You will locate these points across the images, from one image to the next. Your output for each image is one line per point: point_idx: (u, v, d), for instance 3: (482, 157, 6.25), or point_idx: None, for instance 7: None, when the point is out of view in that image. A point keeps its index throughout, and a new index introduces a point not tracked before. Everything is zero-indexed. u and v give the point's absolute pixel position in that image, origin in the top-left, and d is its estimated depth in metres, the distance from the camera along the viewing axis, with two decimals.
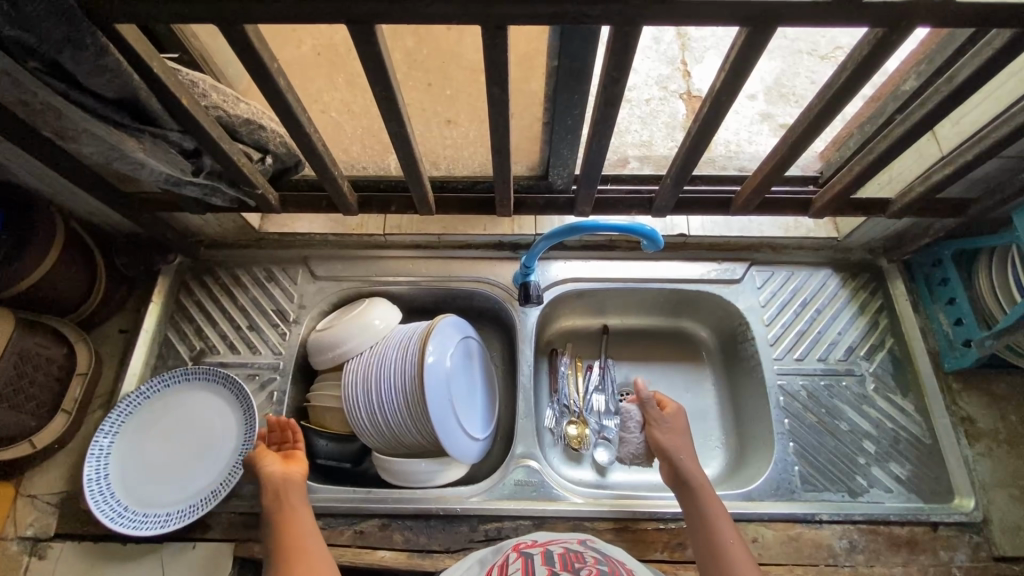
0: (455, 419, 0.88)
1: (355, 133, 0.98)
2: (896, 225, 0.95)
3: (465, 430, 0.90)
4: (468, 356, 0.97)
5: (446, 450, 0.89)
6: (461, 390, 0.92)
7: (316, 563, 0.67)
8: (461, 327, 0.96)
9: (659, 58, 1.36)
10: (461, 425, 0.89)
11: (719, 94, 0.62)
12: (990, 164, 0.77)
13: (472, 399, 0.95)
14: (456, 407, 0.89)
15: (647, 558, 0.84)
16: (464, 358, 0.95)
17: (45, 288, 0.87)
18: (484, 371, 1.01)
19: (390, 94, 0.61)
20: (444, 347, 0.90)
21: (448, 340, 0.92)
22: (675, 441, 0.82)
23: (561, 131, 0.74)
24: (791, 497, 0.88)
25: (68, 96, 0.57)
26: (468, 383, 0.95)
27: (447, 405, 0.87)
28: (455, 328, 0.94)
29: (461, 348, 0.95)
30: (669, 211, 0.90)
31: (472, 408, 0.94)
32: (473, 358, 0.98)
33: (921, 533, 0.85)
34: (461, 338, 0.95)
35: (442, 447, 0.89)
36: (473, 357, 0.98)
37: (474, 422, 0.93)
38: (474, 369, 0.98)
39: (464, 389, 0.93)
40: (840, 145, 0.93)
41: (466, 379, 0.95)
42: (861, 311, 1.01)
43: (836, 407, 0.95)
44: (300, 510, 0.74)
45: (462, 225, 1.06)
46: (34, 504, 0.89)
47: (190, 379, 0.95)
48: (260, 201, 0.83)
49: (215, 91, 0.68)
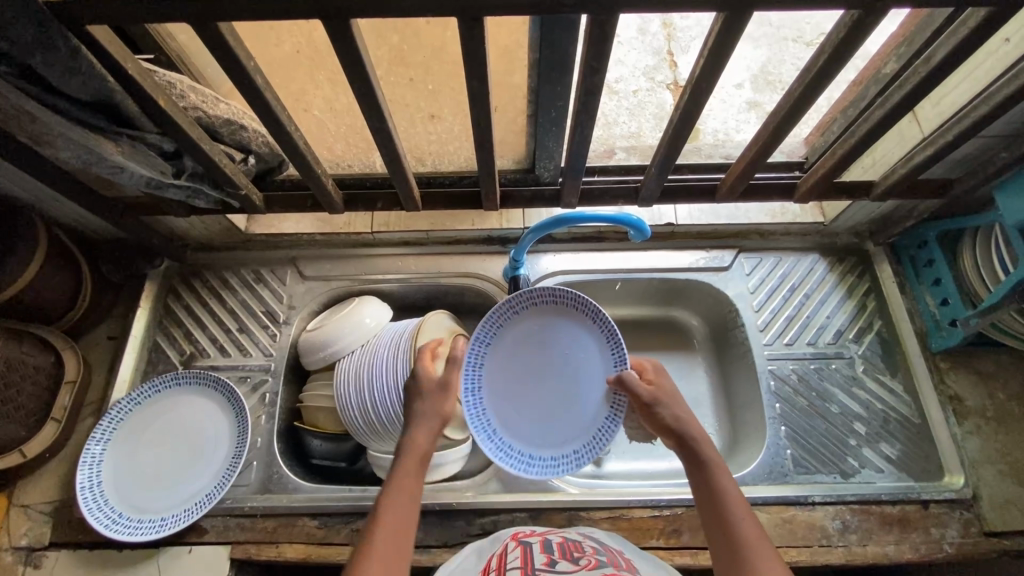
0: (482, 409, 0.81)
1: (339, 131, 0.94)
2: (880, 208, 0.96)
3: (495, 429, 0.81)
4: (564, 332, 0.84)
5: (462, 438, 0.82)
6: (509, 373, 0.83)
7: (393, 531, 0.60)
8: (557, 293, 0.82)
9: (645, 49, 1.35)
10: (494, 420, 0.81)
11: (699, 81, 0.62)
12: (970, 144, 0.78)
13: (550, 387, 0.83)
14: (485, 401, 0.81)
15: (643, 546, 0.84)
16: (538, 331, 0.83)
17: (29, 295, 0.87)
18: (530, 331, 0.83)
19: (369, 89, 0.61)
20: (492, 319, 0.81)
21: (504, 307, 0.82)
22: (676, 401, 0.72)
23: (546, 123, 0.74)
24: (784, 480, 0.89)
25: (42, 100, 0.57)
26: (533, 366, 0.83)
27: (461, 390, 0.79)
28: (535, 299, 0.83)
29: (536, 316, 0.83)
30: (654, 201, 0.90)
31: (531, 401, 0.83)
32: (574, 327, 0.83)
33: (913, 511, 0.86)
34: (541, 303, 0.83)
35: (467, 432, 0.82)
36: (575, 340, 0.83)
37: (531, 423, 0.82)
38: (574, 350, 0.83)
39: (517, 374, 0.83)
40: (824, 130, 0.94)
41: (530, 359, 0.83)
42: (848, 294, 1.02)
43: (826, 390, 0.95)
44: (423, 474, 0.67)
45: (451, 220, 1.05)
46: (27, 514, 0.88)
47: (180, 383, 0.94)
48: (244, 202, 0.83)
49: (193, 92, 0.68)
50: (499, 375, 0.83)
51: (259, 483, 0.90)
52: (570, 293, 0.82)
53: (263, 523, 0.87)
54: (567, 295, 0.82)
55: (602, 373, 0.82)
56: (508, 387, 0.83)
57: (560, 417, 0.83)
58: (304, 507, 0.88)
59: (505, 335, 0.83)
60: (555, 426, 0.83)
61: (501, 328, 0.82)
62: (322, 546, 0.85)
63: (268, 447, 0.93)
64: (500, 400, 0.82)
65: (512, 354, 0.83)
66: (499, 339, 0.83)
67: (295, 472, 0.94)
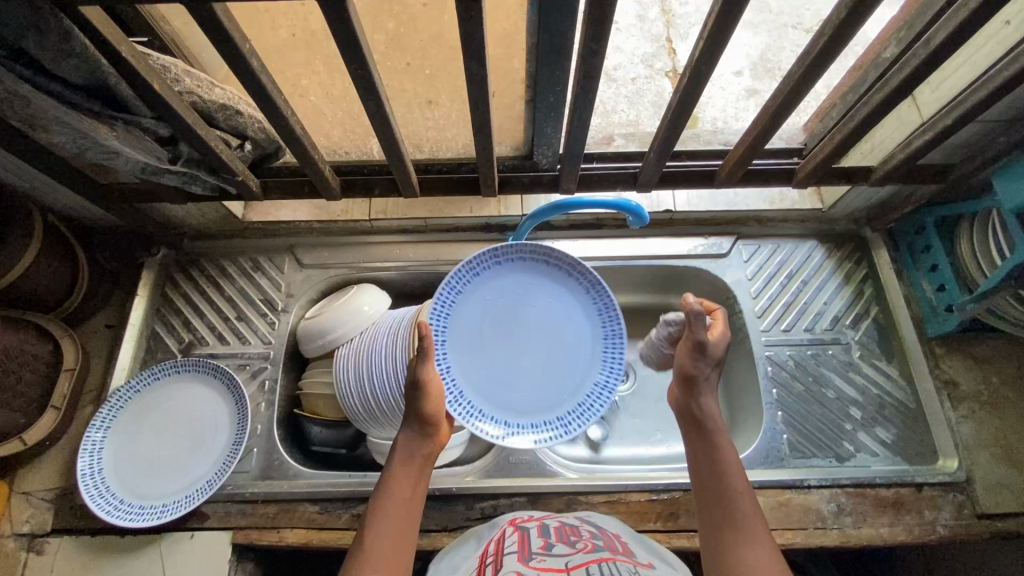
0: (486, 408, 0.81)
1: (336, 116, 0.94)
2: (878, 194, 0.96)
3: (503, 393, 0.83)
4: (519, 287, 0.86)
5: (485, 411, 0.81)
6: (487, 360, 0.84)
7: (400, 525, 0.61)
8: (490, 254, 0.83)
9: (644, 36, 1.34)
10: (505, 412, 0.82)
11: (699, 63, 0.62)
12: (968, 129, 0.77)
13: (529, 346, 0.85)
14: (478, 371, 0.83)
15: (641, 529, 0.85)
16: (487, 308, 0.85)
17: (26, 282, 0.86)
18: (482, 297, 0.84)
19: (366, 73, 0.60)
20: (439, 302, 0.81)
21: (442, 304, 0.82)
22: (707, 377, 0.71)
23: (545, 108, 0.73)
24: (780, 464, 0.90)
25: (36, 83, 0.56)
26: (505, 339, 0.84)
27: (457, 405, 0.79)
28: (472, 267, 0.83)
29: (477, 294, 0.84)
30: (653, 186, 0.89)
31: (524, 371, 0.84)
32: (516, 280, 0.85)
33: (907, 494, 0.87)
34: (475, 280, 0.84)
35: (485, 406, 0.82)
36: (527, 287, 0.86)
37: (538, 391, 0.84)
38: (530, 300, 0.85)
39: (492, 338, 0.84)
40: (824, 115, 0.93)
41: (496, 334, 0.84)
42: (846, 281, 1.02)
43: (822, 375, 0.96)
44: (422, 475, 0.67)
45: (448, 208, 1.04)
46: (29, 502, 0.88)
47: (180, 371, 0.95)
48: (241, 188, 0.82)
49: (188, 76, 0.67)
50: (476, 345, 0.84)
51: (259, 470, 0.91)
52: (495, 249, 0.83)
53: (264, 509, 0.88)
54: (494, 253, 0.82)
55: (566, 305, 0.86)
56: (493, 372, 0.83)
57: (556, 368, 0.84)
58: (304, 493, 0.88)
59: (462, 330, 0.83)
60: (557, 378, 0.84)
61: (452, 327, 0.83)
62: (323, 531, 0.86)
63: (268, 434, 0.93)
64: (496, 392, 0.83)
65: (478, 331, 0.84)
66: (458, 326, 0.83)
67: (294, 458, 0.94)
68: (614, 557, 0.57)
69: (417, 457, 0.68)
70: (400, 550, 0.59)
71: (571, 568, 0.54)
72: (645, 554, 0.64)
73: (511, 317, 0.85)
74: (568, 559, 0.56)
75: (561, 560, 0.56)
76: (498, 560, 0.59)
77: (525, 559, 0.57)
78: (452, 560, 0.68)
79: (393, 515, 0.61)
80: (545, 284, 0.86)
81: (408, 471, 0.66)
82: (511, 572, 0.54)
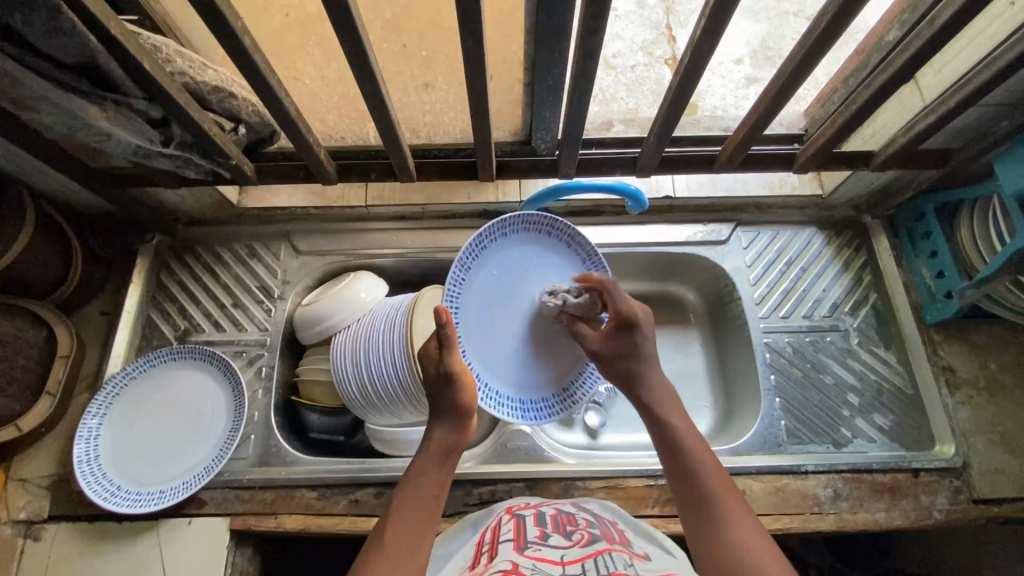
0: (505, 390, 0.82)
1: (331, 101, 0.92)
2: (879, 180, 0.95)
3: (514, 368, 0.83)
4: (524, 259, 0.85)
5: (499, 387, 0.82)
6: (498, 338, 0.82)
7: (419, 520, 0.59)
8: (499, 225, 0.82)
9: (643, 23, 1.32)
10: (517, 388, 0.83)
11: (700, 44, 0.61)
12: (970, 113, 0.77)
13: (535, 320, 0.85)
14: (493, 347, 0.82)
15: (638, 514, 0.85)
16: (495, 282, 0.83)
17: (18, 268, 0.85)
18: (492, 269, 0.82)
19: (361, 53, 0.59)
20: (456, 277, 0.78)
21: (454, 285, 0.79)
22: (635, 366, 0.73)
23: (543, 92, 0.72)
24: (777, 449, 0.90)
25: (25, 62, 0.55)
26: (513, 314, 0.83)
27: (483, 394, 0.79)
28: (483, 239, 0.81)
29: (483, 269, 0.82)
30: (653, 171, 0.89)
31: (532, 347, 0.84)
32: (517, 252, 0.84)
33: (904, 479, 0.87)
34: (482, 255, 0.81)
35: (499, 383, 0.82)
36: (531, 259, 0.85)
37: (545, 365, 0.85)
38: (535, 271, 0.85)
39: (504, 313, 0.83)
40: (825, 100, 0.92)
41: (505, 310, 0.83)
42: (845, 268, 1.02)
43: (820, 361, 0.96)
44: (447, 471, 0.66)
45: (445, 194, 1.03)
46: (25, 488, 0.88)
47: (176, 358, 0.94)
48: (235, 172, 0.81)
49: (180, 57, 0.65)
50: (490, 320, 0.82)
51: (256, 456, 0.90)
52: (498, 223, 0.81)
53: (262, 495, 0.88)
54: (501, 225, 0.81)
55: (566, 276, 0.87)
56: (506, 351, 0.83)
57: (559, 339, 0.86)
58: (302, 479, 0.88)
59: (475, 311, 0.81)
60: (561, 350, 0.86)
61: (465, 309, 0.80)
62: (322, 516, 0.86)
63: (265, 421, 0.93)
64: (511, 371, 0.83)
65: (490, 305, 0.82)
66: (471, 302, 0.81)
67: (292, 444, 0.94)
68: (611, 547, 0.57)
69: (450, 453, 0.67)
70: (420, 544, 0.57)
71: (566, 561, 0.54)
72: (641, 543, 0.64)
73: (519, 290, 0.84)
74: (564, 552, 0.56)
75: (557, 552, 0.56)
76: (493, 548, 0.59)
77: (521, 549, 0.57)
78: (449, 546, 0.69)
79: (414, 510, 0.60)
80: (546, 255, 0.86)
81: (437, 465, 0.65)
82: (506, 561, 0.53)
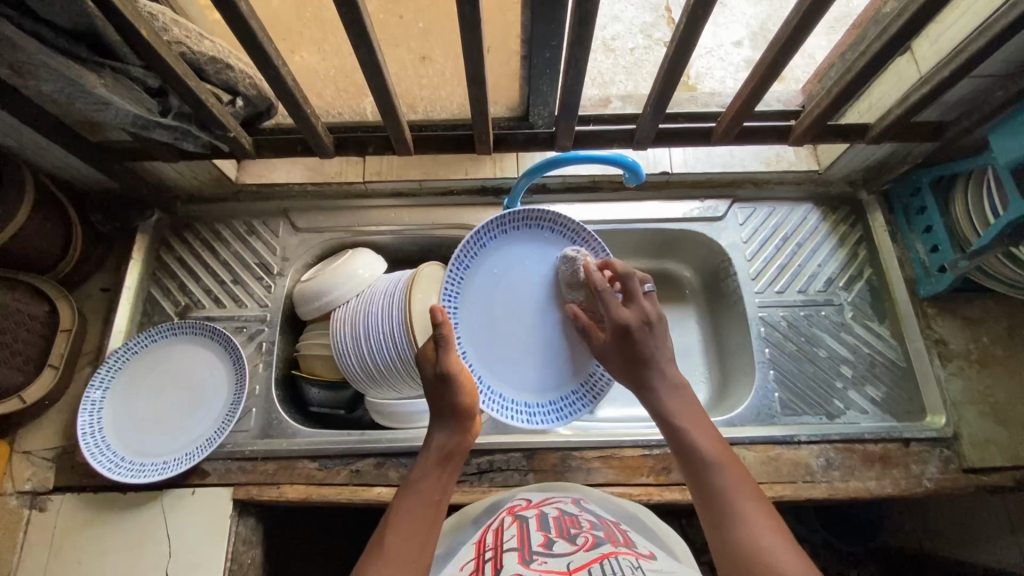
0: (508, 392, 0.83)
1: (328, 75, 0.92)
2: (876, 154, 0.95)
3: (517, 373, 0.83)
4: (528, 259, 0.85)
5: (500, 391, 0.83)
6: (501, 341, 0.83)
7: (418, 525, 0.61)
8: (498, 223, 0.83)
9: (642, 5, 1.32)
10: (519, 391, 0.83)
11: (694, 12, 0.61)
12: (964, 85, 0.77)
13: (541, 323, 0.84)
14: (495, 350, 0.83)
15: (634, 482, 0.87)
16: (497, 283, 0.84)
17: (19, 243, 0.86)
18: (494, 269, 0.83)
19: (356, 18, 0.58)
20: (451, 278, 0.81)
21: (452, 286, 0.82)
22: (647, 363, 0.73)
23: (541, 65, 0.72)
24: (771, 421, 0.92)
25: (22, 27, 0.55)
26: (513, 318, 0.84)
27: (483, 397, 0.81)
28: (481, 238, 0.82)
29: (484, 270, 0.83)
30: (649, 145, 0.89)
31: (537, 350, 0.84)
32: (520, 250, 0.85)
33: (894, 449, 0.89)
34: (481, 254, 0.83)
35: (501, 386, 0.83)
36: (536, 259, 0.85)
37: (550, 369, 0.84)
38: (539, 272, 0.85)
39: (506, 315, 0.83)
40: (823, 75, 0.92)
41: (507, 313, 0.84)
42: (840, 244, 1.03)
43: (815, 335, 0.97)
44: (446, 476, 0.68)
45: (443, 170, 1.04)
46: (30, 460, 0.89)
47: (177, 333, 0.95)
48: (234, 146, 0.81)
49: (176, 26, 0.66)
50: (491, 322, 0.83)
51: (259, 428, 0.92)
52: (497, 221, 0.83)
53: (264, 466, 0.89)
54: (500, 224, 0.82)
55: None
56: (506, 355, 0.83)
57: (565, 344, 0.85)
58: (303, 449, 0.90)
59: (475, 313, 0.83)
60: (567, 354, 0.85)
61: (465, 310, 0.82)
62: (322, 486, 0.88)
63: (266, 394, 0.94)
64: (513, 374, 0.83)
65: (492, 308, 0.83)
66: (471, 303, 0.83)
67: (293, 417, 0.95)
68: (616, 551, 0.57)
69: (450, 461, 0.69)
70: (418, 547, 0.59)
71: (573, 571, 0.52)
72: (646, 544, 0.64)
73: (523, 292, 0.84)
74: (570, 560, 0.55)
75: (563, 562, 0.54)
76: (497, 557, 0.58)
77: (526, 560, 0.55)
78: (454, 549, 0.69)
79: (412, 516, 0.62)
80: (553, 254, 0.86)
81: (436, 470, 0.68)
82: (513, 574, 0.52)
